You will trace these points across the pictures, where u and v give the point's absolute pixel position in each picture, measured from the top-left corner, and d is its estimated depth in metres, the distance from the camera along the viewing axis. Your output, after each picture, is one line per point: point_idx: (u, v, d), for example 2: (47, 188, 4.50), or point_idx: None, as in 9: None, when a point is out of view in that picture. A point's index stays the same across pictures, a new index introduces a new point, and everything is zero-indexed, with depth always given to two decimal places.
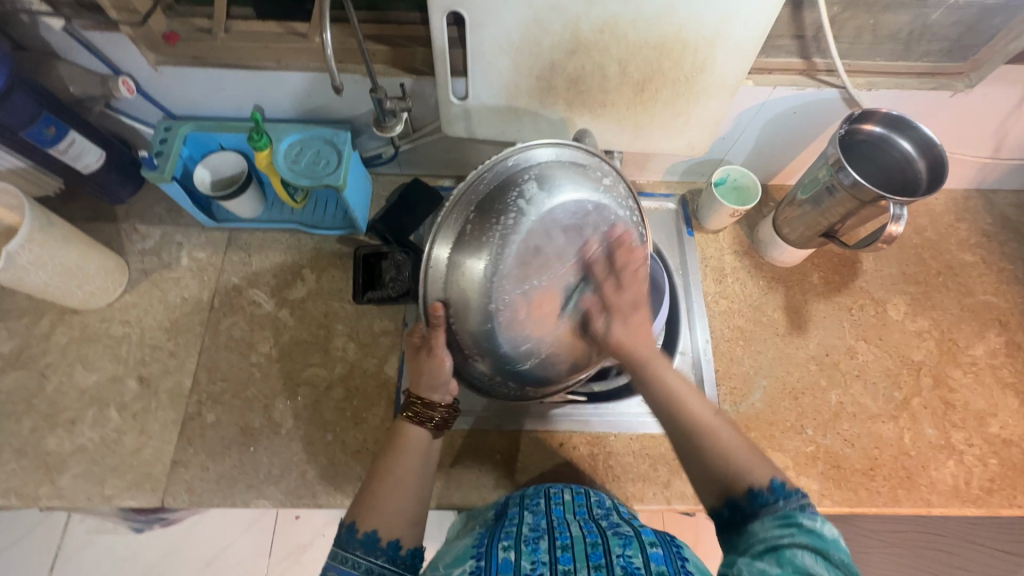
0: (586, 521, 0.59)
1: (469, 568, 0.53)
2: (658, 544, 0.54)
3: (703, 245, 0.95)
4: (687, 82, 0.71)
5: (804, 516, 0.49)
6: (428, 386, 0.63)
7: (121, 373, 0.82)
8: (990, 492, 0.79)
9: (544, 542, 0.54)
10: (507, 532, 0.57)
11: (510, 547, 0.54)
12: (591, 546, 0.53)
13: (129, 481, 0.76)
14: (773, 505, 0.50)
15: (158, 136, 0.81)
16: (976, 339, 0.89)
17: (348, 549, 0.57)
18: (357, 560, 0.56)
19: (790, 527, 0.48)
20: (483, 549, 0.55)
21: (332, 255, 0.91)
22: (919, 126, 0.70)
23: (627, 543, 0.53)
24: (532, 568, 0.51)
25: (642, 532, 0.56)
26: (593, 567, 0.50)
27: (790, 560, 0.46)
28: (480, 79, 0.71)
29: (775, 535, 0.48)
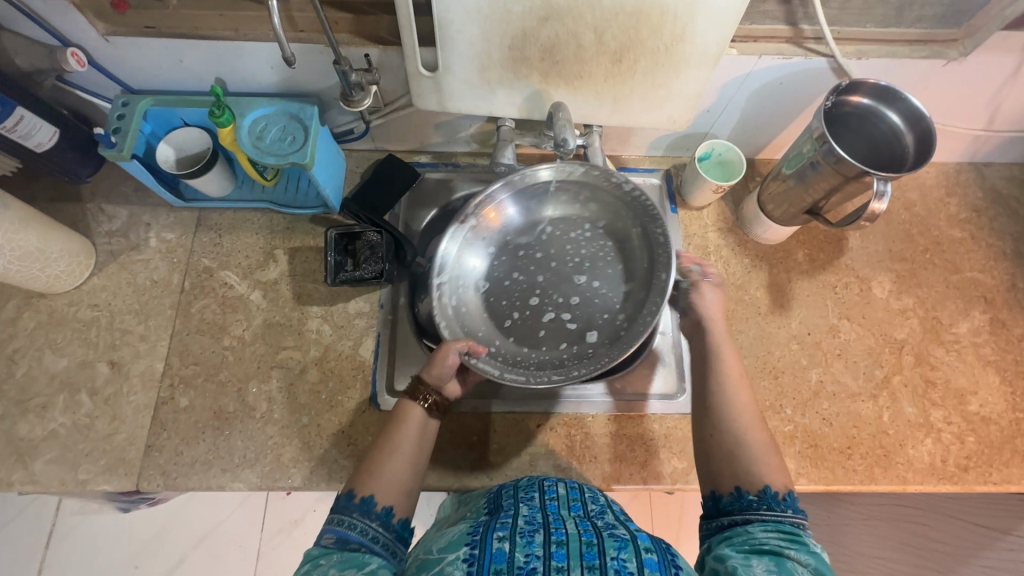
0: (581, 517, 0.57)
1: (462, 555, 0.52)
2: (653, 548, 0.53)
3: (687, 222, 0.92)
4: (667, 51, 0.67)
5: (805, 539, 0.53)
6: (437, 379, 0.67)
7: (92, 357, 0.81)
8: (966, 470, 0.79)
9: (539, 536, 0.53)
10: (503, 523, 0.56)
11: (505, 538, 0.53)
12: (586, 544, 0.52)
13: (103, 466, 0.76)
14: (780, 509, 0.55)
15: (116, 111, 0.77)
16: (960, 316, 0.88)
17: (347, 513, 0.56)
18: (355, 522, 0.56)
19: (794, 544, 0.52)
20: (478, 537, 0.54)
21: (304, 235, 0.89)
22: (908, 97, 0.67)
23: (622, 546, 0.52)
24: (526, 561, 0.50)
25: (637, 535, 0.55)
26: (586, 567, 0.49)
27: (790, 570, 0.49)
28: (449, 50, 0.68)
29: (778, 545, 0.52)
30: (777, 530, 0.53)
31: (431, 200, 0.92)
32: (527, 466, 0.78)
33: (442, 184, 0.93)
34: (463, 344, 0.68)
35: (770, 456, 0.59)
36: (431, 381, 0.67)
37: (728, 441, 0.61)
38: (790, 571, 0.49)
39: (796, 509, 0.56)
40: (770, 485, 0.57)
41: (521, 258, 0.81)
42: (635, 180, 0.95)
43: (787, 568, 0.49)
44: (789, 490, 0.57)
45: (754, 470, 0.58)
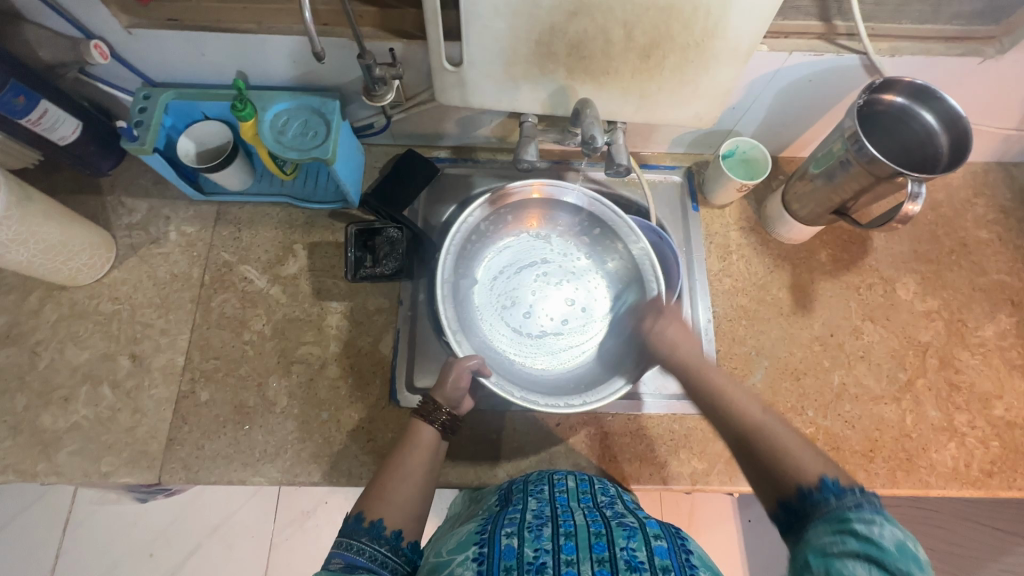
0: (590, 509, 0.57)
1: (471, 555, 0.52)
2: (663, 536, 0.53)
3: (708, 220, 0.91)
4: (697, 48, 0.66)
5: (858, 522, 0.44)
6: (449, 398, 0.68)
7: (113, 350, 0.81)
8: (990, 475, 0.78)
9: (547, 529, 0.53)
10: (512, 519, 0.56)
11: (513, 534, 0.53)
12: (595, 536, 0.52)
13: (125, 458, 0.76)
14: (825, 502, 0.47)
15: (137, 105, 0.76)
16: (986, 319, 0.87)
17: (355, 537, 0.56)
18: (363, 547, 0.55)
19: (842, 534, 0.44)
20: (486, 536, 0.54)
21: (324, 230, 0.88)
22: (944, 97, 0.66)
23: (631, 535, 0.52)
24: (536, 556, 0.50)
25: (645, 523, 0.55)
26: (596, 560, 0.48)
27: (841, 574, 0.42)
28: (475, 44, 0.67)
29: (826, 543, 0.44)
30: (825, 524, 0.46)
31: (449, 195, 0.91)
32: (547, 464, 0.78)
33: (461, 179, 0.92)
34: (474, 363, 0.69)
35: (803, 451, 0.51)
36: (443, 401, 0.68)
37: (761, 447, 0.53)
38: (838, 574, 0.41)
39: (843, 492, 0.47)
40: (803, 482, 0.49)
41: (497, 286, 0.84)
42: (656, 178, 0.94)
43: (835, 572, 0.42)
44: (825, 476, 0.49)
45: (789, 475, 0.50)
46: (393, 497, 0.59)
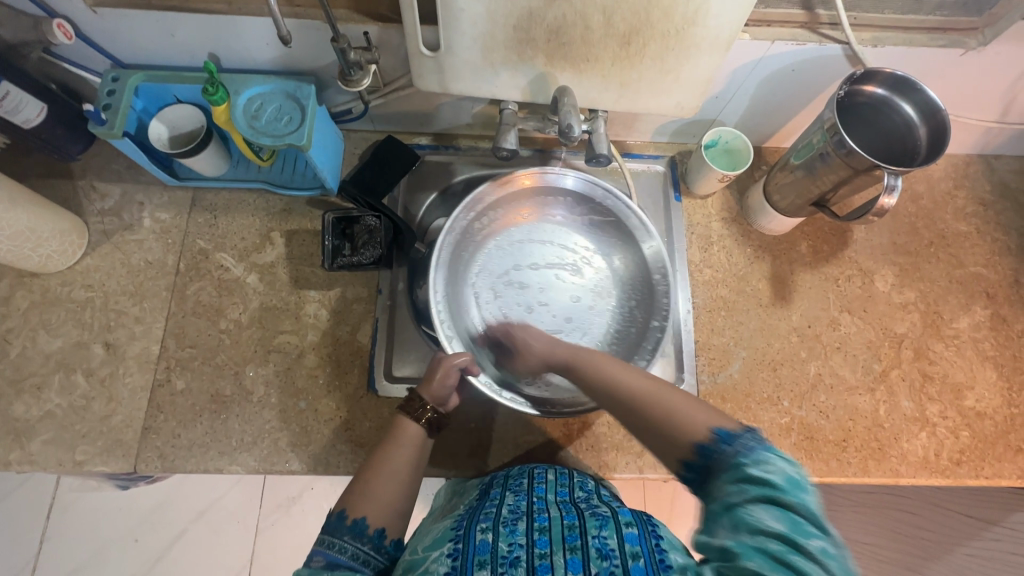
0: (565, 503, 0.58)
1: (446, 551, 0.52)
2: (634, 523, 0.53)
3: (691, 211, 0.91)
4: (677, 36, 0.65)
5: (752, 467, 0.44)
6: (437, 397, 0.68)
7: (87, 339, 0.80)
8: (959, 464, 0.80)
9: (522, 523, 0.54)
10: (486, 514, 0.57)
11: (487, 530, 0.53)
12: (567, 527, 0.52)
13: (100, 447, 0.76)
14: (722, 454, 0.46)
15: (106, 87, 0.74)
16: (962, 311, 0.88)
17: (337, 535, 0.55)
18: (345, 545, 0.54)
19: (743, 483, 0.43)
20: (461, 532, 0.54)
21: (301, 218, 0.87)
22: (924, 88, 0.65)
23: (603, 524, 0.52)
24: (509, 551, 0.50)
25: (618, 511, 0.55)
26: (568, 550, 0.49)
27: (743, 520, 0.41)
28: (451, 28, 0.66)
29: (728, 492, 0.44)
30: (725, 470, 0.46)
31: (430, 183, 0.91)
32: (525, 454, 0.79)
33: (442, 167, 0.92)
34: (462, 360, 0.69)
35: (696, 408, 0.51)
36: (429, 397, 0.67)
37: (649, 414, 0.53)
38: (746, 517, 0.41)
39: (733, 440, 0.47)
40: (695, 432, 0.49)
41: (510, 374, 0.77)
42: (638, 167, 0.93)
43: (743, 530, 0.41)
44: (717, 426, 0.48)
45: (677, 426, 0.50)
46: (381, 489, 0.59)
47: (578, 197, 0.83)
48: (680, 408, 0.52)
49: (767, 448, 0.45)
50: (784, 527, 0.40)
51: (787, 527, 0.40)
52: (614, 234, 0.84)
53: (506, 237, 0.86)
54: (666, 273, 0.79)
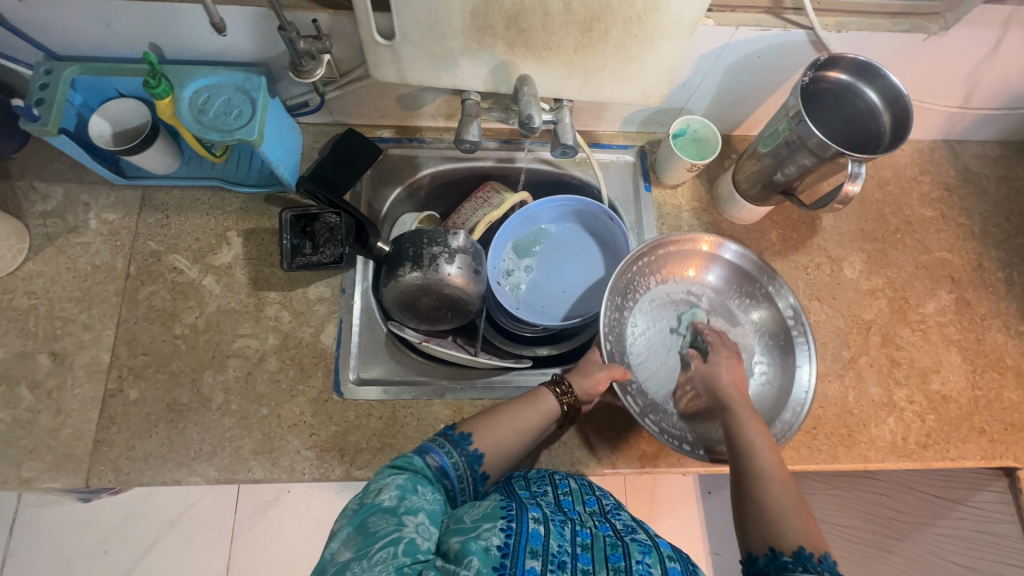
0: (601, 520, 0.58)
1: (501, 526, 0.51)
2: (675, 558, 0.54)
3: (661, 201, 0.90)
4: (639, 22, 0.63)
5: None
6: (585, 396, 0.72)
7: (31, 349, 0.76)
8: (925, 447, 0.81)
9: (568, 529, 0.54)
10: (533, 505, 0.56)
11: (540, 520, 0.53)
12: (611, 546, 0.53)
13: (49, 462, 0.72)
14: (814, 573, 0.50)
15: (38, 80, 0.69)
16: (928, 296, 0.88)
17: (455, 448, 0.64)
18: (457, 460, 0.63)
19: None
20: (513, 512, 0.54)
21: (259, 216, 0.83)
22: (887, 74, 0.64)
23: (646, 551, 0.53)
24: (558, 552, 0.50)
25: (659, 543, 0.55)
26: (613, 569, 0.50)
27: None
28: (406, 15, 0.63)
29: None
30: None
31: (394, 178, 0.88)
32: None
33: (405, 161, 0.89)
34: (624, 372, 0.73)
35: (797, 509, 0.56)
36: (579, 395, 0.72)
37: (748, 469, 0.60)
38: None
39: (835, 574, 0.50)
40: (804, 546, 0.52)
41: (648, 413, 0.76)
42: (607, 157, 0.92)
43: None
44: (826, 554, 0.52)
45: (774, 516, 0.56)
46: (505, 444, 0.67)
47: (731, 269, 0.84)
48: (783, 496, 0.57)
49: None
50: None
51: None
52: (742, 309, 0.83)
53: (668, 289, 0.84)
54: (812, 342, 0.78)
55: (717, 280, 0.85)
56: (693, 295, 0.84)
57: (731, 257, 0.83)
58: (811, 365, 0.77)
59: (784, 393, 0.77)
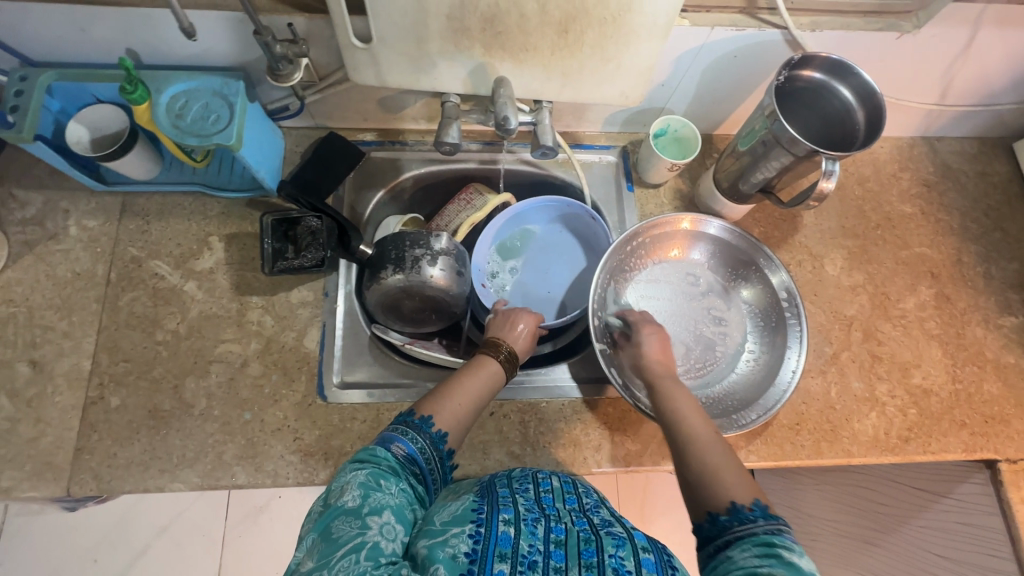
0: (578, 515, 0.58)
1: (468, 532, 0.51)
2: (651, 550, 0.54)
3: (643, 201, 0.90)
4: (614, 22, 0.63)
5: (783, 547, 0.47)
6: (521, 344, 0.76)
7: (10, 357, 0.75)
8: (907, 441, 0.81)
9: (541, 526, 0.54)
10: (505, 505, 0.56)
11: (510, 522, 0.53)
12: (584, 541, 0.53)
13: (29, 471, 0.71)
14: (751, 523, 0.49)
15: (12, 87, 0.68)
16: (908, 291, 0.89)
17: (417, 434, 0.60)
18: (423, 445, 0.59)
19: (770, 559, 0.46)
20: (483, 515, 0.53)
21: (241, 221, 0.83)
22: (859, 71, 0.65)
23: (620, 543, 0.53)
24: (529, 552, 0.51)
25: (635, 534, 0.55)
26: (585, 566, 0.50)
27: None
28: (382, 18, 0.63)
29: (754, 565, 0.47)
30: (754, 546, 0.48)
31: (376, 181, 0.89)
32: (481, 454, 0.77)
33: (388, 164, 0.89)
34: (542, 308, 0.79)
35: (732, 468, 0.55)
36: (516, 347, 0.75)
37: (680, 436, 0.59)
38: None
39: (768, 519, 0.50)
40: (737, 500, 0.52)
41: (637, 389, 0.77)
42: (590, 158, 0.92)
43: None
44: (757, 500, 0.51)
45: (710, 488, 0.53)
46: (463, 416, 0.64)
47: (722, 247, 0.85)
48: (714, 460, 0.56)
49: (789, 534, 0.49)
50: None
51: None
52: (731, 290, 0.85)
53: (662, 268, 0.86)
54: (801, 317, 0.79)
55: (709, 260, 0.86)
56: (685, 275, 0.86)
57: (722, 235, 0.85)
58: (801, 351, 0.77)
59: (772, 374, 0.78)
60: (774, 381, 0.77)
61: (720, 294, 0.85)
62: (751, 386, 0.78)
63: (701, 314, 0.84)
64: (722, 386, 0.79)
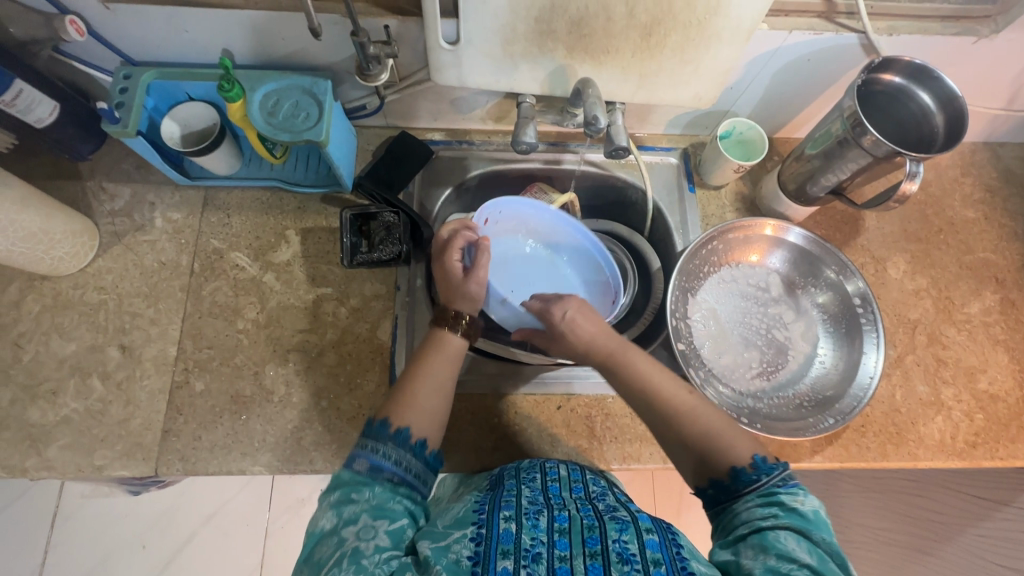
0: (583, 502, 0.59)
1: (469, 534, 0.53)
2: (654, 530, 0.55)
3: (705, 202, 0.91)
4: (699, 26, 0.65)
5: (785, 495, 0.53)
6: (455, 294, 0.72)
7: (101, 342, 0.79)
8: (975, 446, 0.81)
9: (543, 518, 0.55)
10: (507, 502, 0.57)
11: (511, 518, 0.54)
12: (588, 529, 0.54)
13: (119, 451, 0.74)
14: (756, 480, 0.55)
15: (118, 85, 0.73)
16: (972, 296, 0.89)
17: (381, 441, 0.57)
18: (389, 452, 0.57)
19: (774, 510, 0.52)
20: (484, 517, 0.55)
21: (316, 215, 0.86)
22: (942, 76, 0.66)
23: (623, 528, 0.54)
24: (532, 545, 0.51)
25: (639, 517, 0.57)
26: (589, 554, 0.51)
27: (773, 543, 0.49)
28: (473, 20, 0.65)
29: (759, 517, 0.52)
30: (756, 497, 0.54)
31: (444, 178, 0.91)
32: (549, 447, 0.78)
33: (455, 162, 0.91)
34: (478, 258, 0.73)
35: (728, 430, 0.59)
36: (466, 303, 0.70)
37: (671, 408, 0.61)
38: (774, 542, 0.49)
39: (771, 471, 0.55)
40: (736, 463, 0.56)
41: (714, 390, 0.79)
42: (652, 159, 0.93)
43: (769, 540, 0.50)
44: (756, 455, 0.57)
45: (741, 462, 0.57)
46: (422, 400, 0.62)
47: (796, 253, 0.87)
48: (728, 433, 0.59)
49: (794, 480, 0.55)
50: (813, 559, 0.48)
51: (814, 555, 0.49)
52: (800, 296, 0.87)
53: (730, 273, 0.88)
54: (880, 329, 0.79)
55: (780, 264, 0.88)
56: (755, 281, 0.88)
57: (797, 241, 0.86)
58: (878, 353, 0.78)
59: (850, 374, 0.79)
60: (852, 382, 0.78)
61: (787, 298, 0.87)
62: (828, 386, 0.80)
63: (769, 318, 0.87)
64: (798, 387, 0.82)
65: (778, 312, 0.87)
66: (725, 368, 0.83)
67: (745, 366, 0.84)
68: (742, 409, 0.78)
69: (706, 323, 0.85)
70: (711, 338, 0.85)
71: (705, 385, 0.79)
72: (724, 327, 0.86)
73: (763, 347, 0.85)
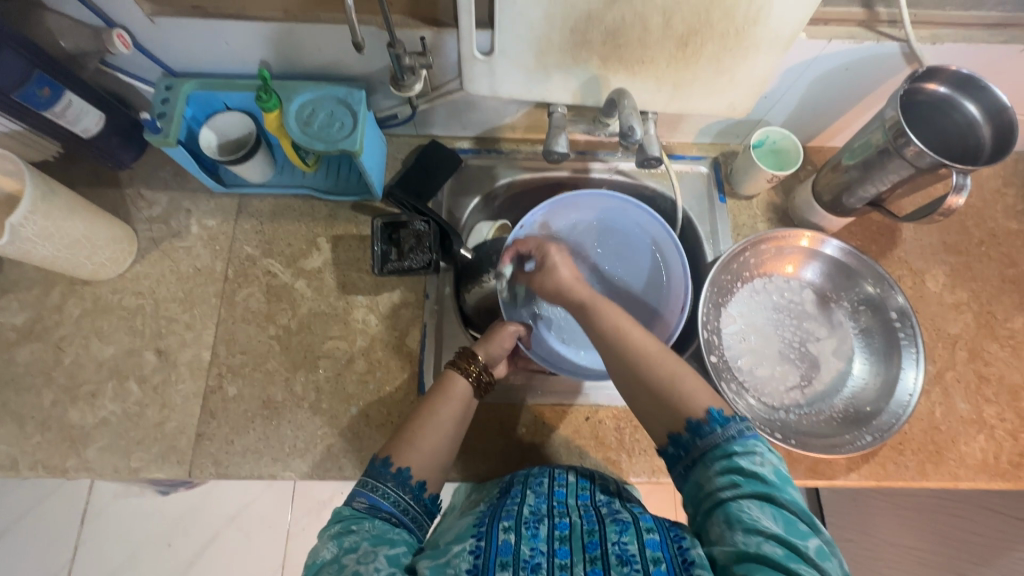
0: (587, 506, 0.57)
1: (468, 548, 0.52)
2: (655, 530, 0.53)
3: (735, 212, 0.90)
4: (736, 36, 0.64)
5: (743, 455, 0.52)
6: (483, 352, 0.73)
7: (138, 346, 0.80)
8: (1019, 467, 0.78)
9: (544, 527, 0.53)
10: (508, 511, 0.56)
11: (510, 530, 0.52)
12: (588, 534, 0.52)
13: (155, 453, 0.76)
14: (711, 437, 0.54)
15: (160, 96, 0.75)
16: (1016, 311, 0.86)
17: (381, 480, 0.58)
18: (388, 491, 0.58)
19: (734, 475, 0.51)
20: (483, 529, 0.54)
21: (347, 223, 0.87)
22: (991, 86, 0.64)
23: (624, 529, 0.53)
24: (532, 555, 0.50)
25: (640, 517, 0.55)
26: (589, 560, 0.50)
27: (739, 517, 0.48)
28: (509, 32, 0.66)
29: (721, 486, 0.51)
30: (717, 462, 0.53)
31: (473, 187, 0.91)
32: (577, 458, 0.78)
33: (484, 171, 0.92)
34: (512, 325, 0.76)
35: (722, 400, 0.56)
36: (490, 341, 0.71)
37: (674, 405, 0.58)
38: (739, 514, 0.48)
39: (726, 424, 0.54)
40: (691, 416, 0.55)
41: (747, 405, 0.78)
42: (682, 168, 0.93)
43: (733, 513, 0.49)
44: (712, 410, 0.55)
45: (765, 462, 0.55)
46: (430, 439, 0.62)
47: (833, 265, 0.85)
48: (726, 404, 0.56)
49: (749, 433, 0.54)
50: (779, 526, 0.48)
51: (779, 520, 0.48)
52: (837, 308, 0.85)
53: (764, 285, 0.86)
54: (920, 351, 0.77)
55: (815, 275, 0.86)
56: (789, 292, 0.86)
57: (835, 254, 0.84)
58: (917, 370, 0.76)
59: (887, 391, 0.77)
60: (890, 400, 0.76)
61: (823, 310, 0.85)
62: (865, 403, 0.78)
63: (804, 330, 0.85)
64: (833, 403, 0.80)
65: (814, 324, 0.85)
66: (758, 381, 0.81)
67: (780, 379, 0.82)
68: (777, 425, 0.77)
69: (740, 335, 0.84)
70: (745, 350, 0.83)
71: (737, 400, 0.78)
72: (757, 339, 0.84)
73: (798, 360, 0.83)
